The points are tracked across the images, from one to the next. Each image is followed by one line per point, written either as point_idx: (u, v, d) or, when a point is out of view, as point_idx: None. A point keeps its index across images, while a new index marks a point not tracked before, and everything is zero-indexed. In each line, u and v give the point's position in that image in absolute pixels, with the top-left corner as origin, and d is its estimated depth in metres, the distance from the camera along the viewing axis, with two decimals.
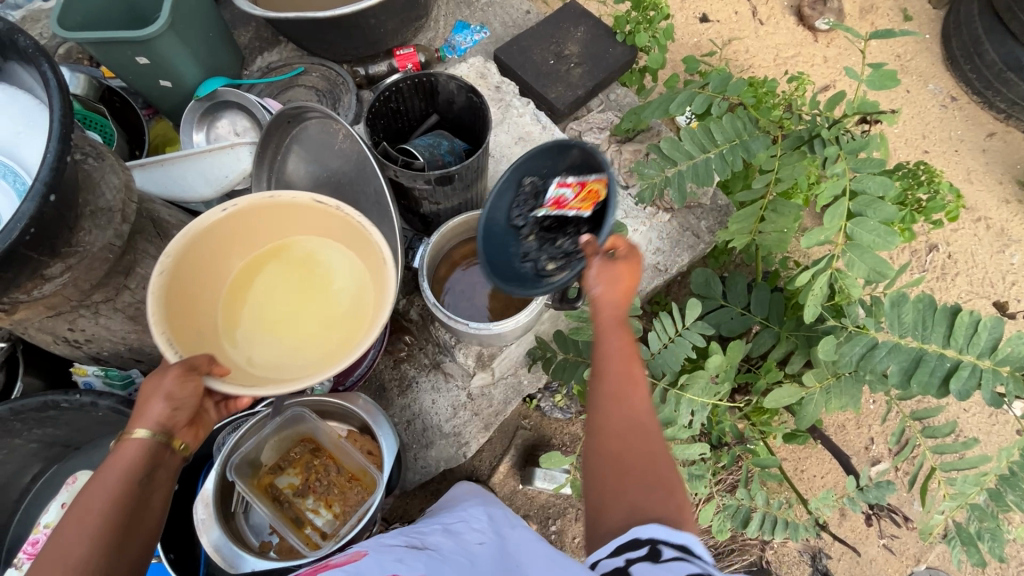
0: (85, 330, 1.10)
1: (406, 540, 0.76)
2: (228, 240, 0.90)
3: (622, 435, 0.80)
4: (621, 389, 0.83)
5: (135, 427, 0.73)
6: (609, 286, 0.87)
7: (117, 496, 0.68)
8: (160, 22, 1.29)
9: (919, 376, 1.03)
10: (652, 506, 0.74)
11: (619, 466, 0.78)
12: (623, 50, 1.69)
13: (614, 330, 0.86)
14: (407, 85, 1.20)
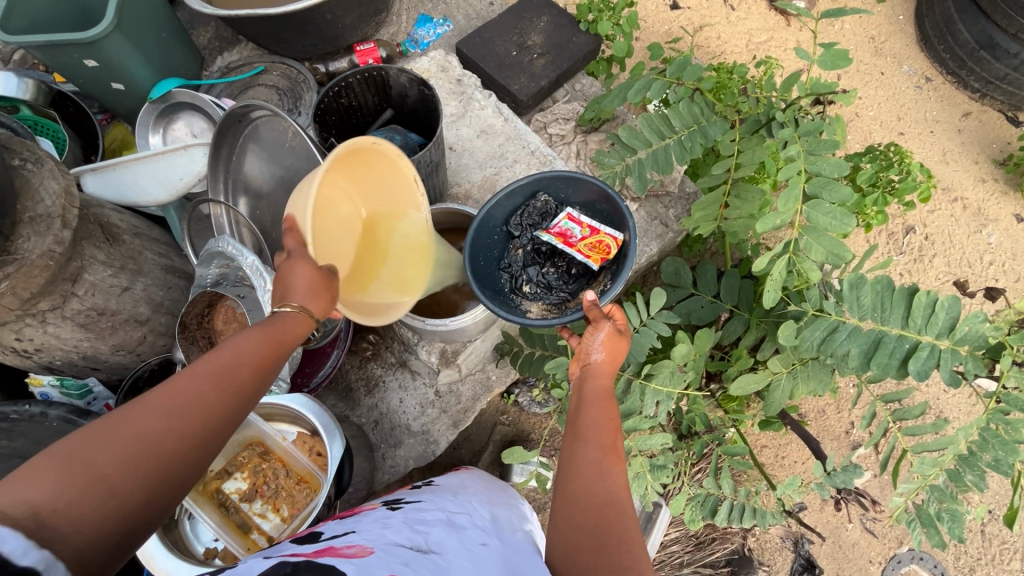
0: (34, 339, 1.08)
1: (410, 540, 0.78)
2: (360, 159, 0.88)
3: (596, 500, 0.77)
4: (595, 458, 0.81)
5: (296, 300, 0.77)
6: (608, 357, 0.94)
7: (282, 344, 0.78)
8: (105, 23, 1.27)
9: (878, 359, 1.03)
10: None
11: (588, 540, 0.73)
12: (587, 39, 1.67)
13: (601, 398, 0.89)
14: (357, 79, 1.18)
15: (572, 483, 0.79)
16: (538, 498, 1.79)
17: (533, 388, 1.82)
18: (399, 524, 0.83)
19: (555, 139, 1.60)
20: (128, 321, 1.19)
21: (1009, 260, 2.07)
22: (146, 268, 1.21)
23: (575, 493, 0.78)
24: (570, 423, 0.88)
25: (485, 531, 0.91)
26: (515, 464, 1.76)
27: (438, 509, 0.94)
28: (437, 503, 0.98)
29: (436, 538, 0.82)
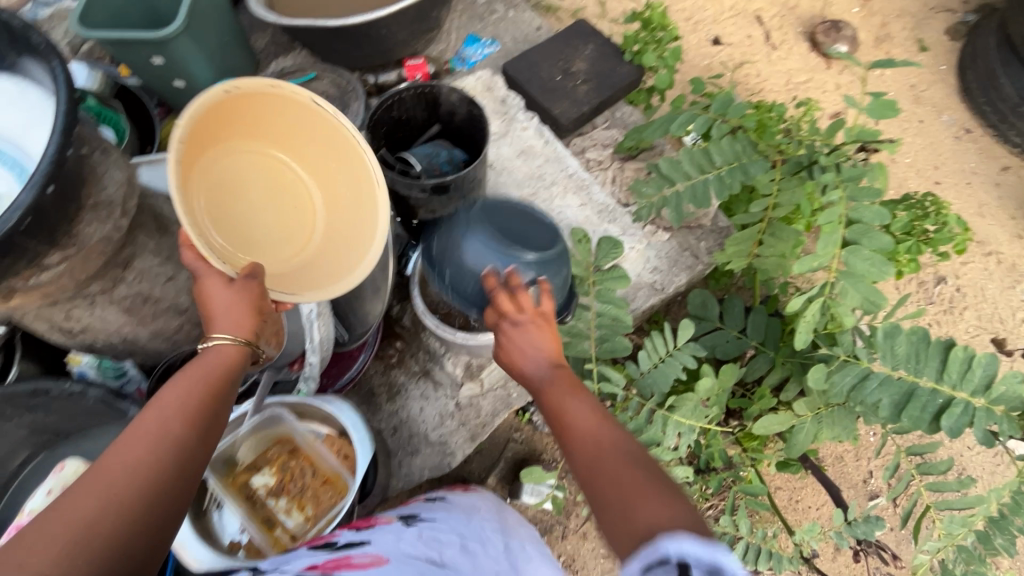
0: (81, 320, 1.12)
1: (425, 554, 0.83)
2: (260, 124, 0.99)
3: (595, 463, 0.79)
4: (575, 437, 0.84)
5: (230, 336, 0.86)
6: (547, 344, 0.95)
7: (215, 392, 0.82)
8: (176, 24, 1.33)
9: (910, 411, 1.01)
10: (650, 517, 0.68)
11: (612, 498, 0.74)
12: (630, 69, 1.71)
13: (565, 387, 0.90)
14: (410, 94, 1.23)
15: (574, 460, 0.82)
16: (545, 519, 1.78)
17: None
18: (412, 537, 0.87)
19: (592, 164, 1.62)
20: (169, 309, 1.23)
21: None
22: None
23: (580, 465, 0.80)
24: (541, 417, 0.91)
25: (497, 560, 0.92)
26: (526, 483, 1.75)
27: (451, 526, 0.96)
28: (450, 518, 1.00)
29: (450, 555, 0.86)
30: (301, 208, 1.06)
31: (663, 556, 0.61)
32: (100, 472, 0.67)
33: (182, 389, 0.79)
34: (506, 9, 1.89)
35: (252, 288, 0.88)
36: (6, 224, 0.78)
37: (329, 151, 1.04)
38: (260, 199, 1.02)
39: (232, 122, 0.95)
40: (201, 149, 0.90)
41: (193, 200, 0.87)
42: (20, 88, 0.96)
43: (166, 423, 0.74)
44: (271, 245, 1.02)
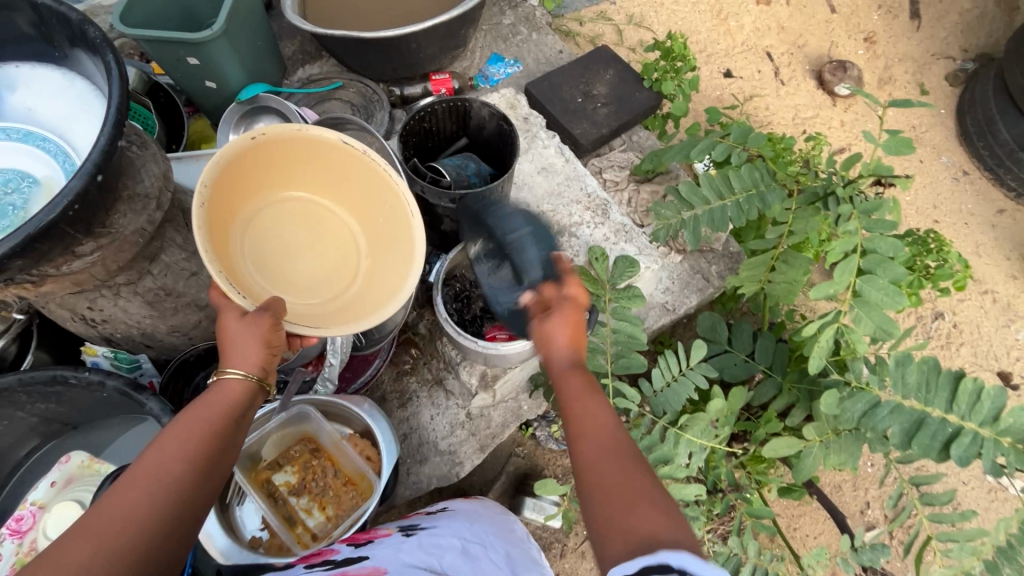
0: (103, 310, 1.12)
1: (426, 564, 0.80)
2: (297, 162, 1.02)
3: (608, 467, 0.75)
4: (591, 428, 0.80)
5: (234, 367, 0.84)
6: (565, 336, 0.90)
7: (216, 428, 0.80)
8: (215, 27, 1.36)
9: (920, 439, 1.03)
10: (648, 529, 0.66)
11: (614, 497, 0.71)
12: (648, 95, 1.76)
13: (582, 386, 0.86)
14: (443, 107, 1.26)
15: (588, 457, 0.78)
16: (544, 536, 1.77)
17: (552, 423, 1.83)
18: (413, 546, 0.85)
19: (609, 185, 1.66)
20: (190, 305, 1.23)
21: None
22: None
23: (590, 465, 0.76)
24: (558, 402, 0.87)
25: (499, 568, 0.90)
26: (527, 498, 1.74)
27: (453, 535, 0.93)
28: (453, 528, 0.96)
29: (449, 563, 0.83)
30: (342, 247, 1.09)
31: (663, 564, 0.60)
32: (102, 511, 0.68)
33: (201, 419, 0.79)
34: (529, 31, 1.95)
35: (264, 327, 0.85)
36: (56, 209, 0.80)
37: (360, 188, 1.07)
38: (302, 244, 1.07)
39: (265, 170, 1.00)
40: (235, 203, 0.97)
41: (227, 248, 0.95)
42: (69, 79, 0.98)
43: (171, 464, 0.74)
44: (311, 285, 1.04)
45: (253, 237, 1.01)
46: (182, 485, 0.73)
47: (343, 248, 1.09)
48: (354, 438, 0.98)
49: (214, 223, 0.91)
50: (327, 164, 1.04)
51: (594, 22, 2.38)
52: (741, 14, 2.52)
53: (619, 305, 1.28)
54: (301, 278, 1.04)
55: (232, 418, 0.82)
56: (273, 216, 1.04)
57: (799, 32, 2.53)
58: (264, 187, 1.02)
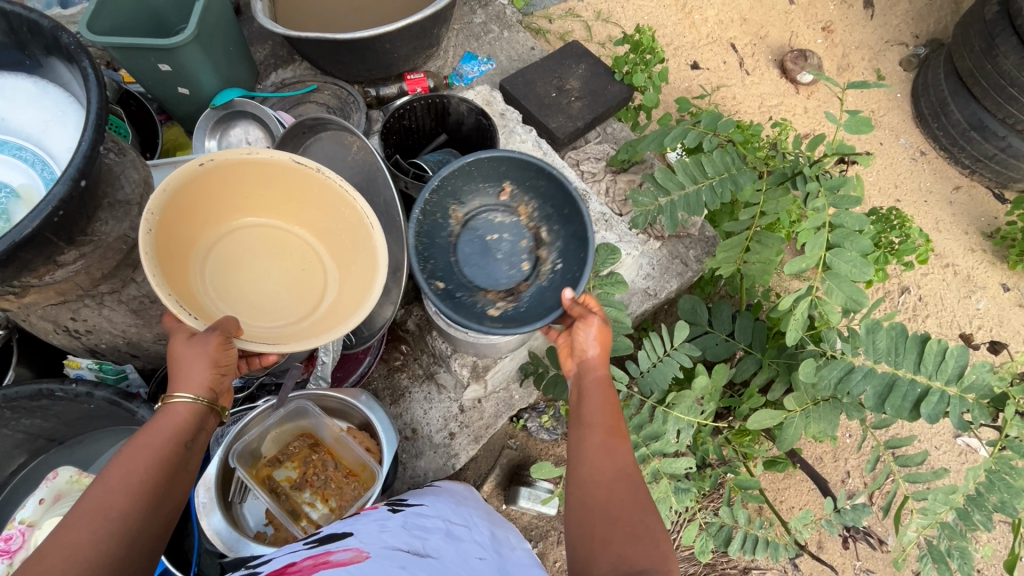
0: (88, 320, 1.11)
1: (409, 543, 0.81)
2: (254, 185, 1.04)
3: (612, 492, 0.82)
4: (599, 451, 0.87)
5: (179, 391, 0.83)
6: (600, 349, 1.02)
7: (165, 451, 0.79)
8: (186, 33, 1.35)
9: (892, 400, 1.10)
10: (642, 558, 0.73)
11: (606, 519, 0.79)
12: (620, 88, 1.81)
13: (596, 390, 0.97)
14: (421, 104, 1.28)
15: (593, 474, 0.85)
16: (540, 525, 1.80)
17: (543, 413, 1.86)
18: (397, 529, 0.85)
19: (587, 176, 1.70)
20: None
21: (996, 327, 2.19)
22: None
23: (593, 484, 0.84)
24: (575, 420, 0.94)
25: (482, 547, 0.92)
26: (522, 487, 1.77)
27: (438, 518, 0.95)
28: (439, 512, 0.99)
29: (434, 545, 0.84)
30: (307, 266, 1.10)
31: None
32: (45, 556, 0.66)
33: (149, 450, 0.78)
34: (501, 29, 1.98)
35: (214, 352, 0.86)
36: (39, 216, 0.79)
37: (320, 206, 1.08)
38: (265, 265, 1.08)
39: (224, 196, 1.02)
40: (194, 229, 1.00)
41: (186, 277, 0.96)
42: (41, 88, 0.97)
43: (118, 501, 0.72)
44: (275, 304, 1.06)
45: (217, 259, 1.04)
46: (129, 519, 0.72)
47: (308, 267, 1.10)
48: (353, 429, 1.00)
49: (168, 252, 0.93)
50: (283, 185, 1.06)
51: (562, 19, 2.43)
52: (705, 7, 2.60)
53: (602, 292, 1.32)
54: (264, 302, 1.05)
55: (180, 444, 0.80)
56: (237, 240, 1.07)
57: (761, 23, 2.61)
58: (225, 210, 1.04)
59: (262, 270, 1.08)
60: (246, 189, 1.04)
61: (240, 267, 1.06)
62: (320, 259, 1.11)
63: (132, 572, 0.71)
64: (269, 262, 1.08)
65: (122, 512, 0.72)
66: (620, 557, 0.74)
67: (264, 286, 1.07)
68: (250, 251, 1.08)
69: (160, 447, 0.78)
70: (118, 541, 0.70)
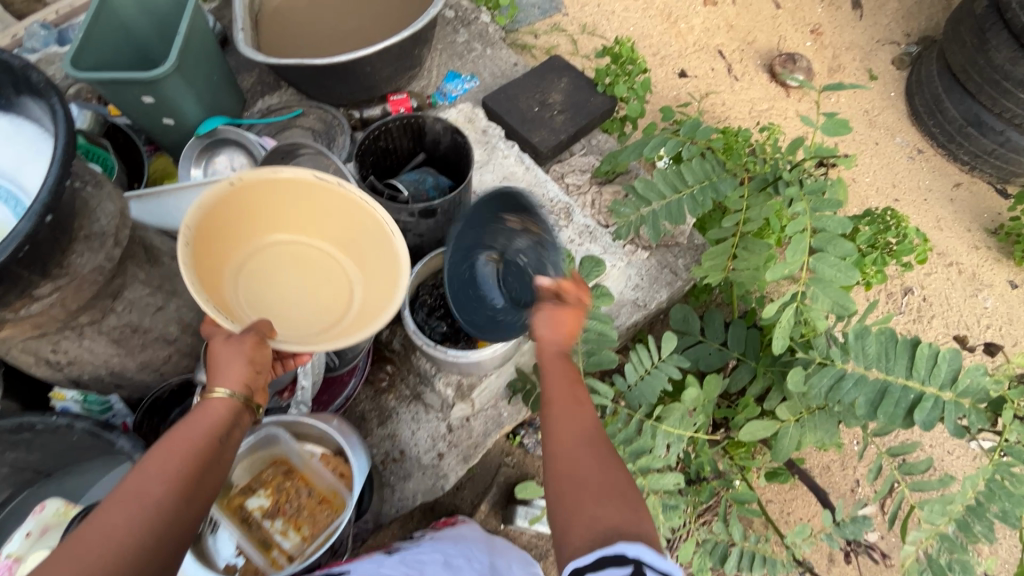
0: (68, 352, 1.11)
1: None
2: (282, 203, 1.02)
3: (579, 458, 0.80)
4: (569, 427, 0.84)
5: (216, 386, 0.84)
6: (552, 329, 0.90)
7: (201, 444, 0.78)
8: (167, 65, 1.38)
9: (884, 407, 1.06)
10: (612, 516, 0.74)
11: (578, 485, 0.77)
12: (604, 99, 1.81)
13: (553, 364, 0.89)
14: (396, 124, 1.29)
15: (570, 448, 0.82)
16: (539, 545, 1.77)
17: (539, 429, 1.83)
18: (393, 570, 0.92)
19: (572, 189, 1.70)
20: (159, 339, 1.24)
21: (1005, 325, 2.13)
22: (181, 289, 1.27)
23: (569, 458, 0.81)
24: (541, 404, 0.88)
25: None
26: (519, 506, 1.74)
27: (436, 554, 1.01)
28: (437, 551, 1.03)
29: None
30: (333, 279, 1.09)
31: (620, 555, 0.68)
32: (82, 538, 0.67)
33: (190, 438, 0.78)
34: (484, 47, 2.00)
35: (248, 350, 0.86)
36: (4, 251, 0.79)
37: (341, 220, 1.04)
38: (294, 279, 1.07)
39: (248, 219, 1.00)
40: (224, 248, 0.99)
41: (222, 294, 0.96)
42: (17, 126, 0.99)
43: (155, 486, 0.72)
44: (305, 316, 1.05)
45: (248, 275, 1.03)
46: (162, 504, 0.72)
47: (336, 279, 1.09)
48: (338, 466, 0.99)
49: (204, 270, 0.93)
50: (304, 201, 1.03)
51: (548, 34, 2.45)
52: (690, 16, 2.60)
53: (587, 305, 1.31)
54: (291, 317, 1.03)
55: (216, 439, 0.80)
56: (261, 260, 1.05)
57: (748, 29, 2.61)
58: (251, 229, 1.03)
59: (289, 286, 1.07)
60: (269, 202, 1.01)
61: (264, 287, 1.05)
62: (344, 273, 1.10)
63: (160, 564, 0.71)
64: (297, 277, 1.07)
65: (157, 504, 0.71)
66: (605, 526, 0.73)
67: (288, 304, 1.05)
68: (273, 272, 1.07)
69: (202, 438, 0.78)
70: (153, 526, 0.70)
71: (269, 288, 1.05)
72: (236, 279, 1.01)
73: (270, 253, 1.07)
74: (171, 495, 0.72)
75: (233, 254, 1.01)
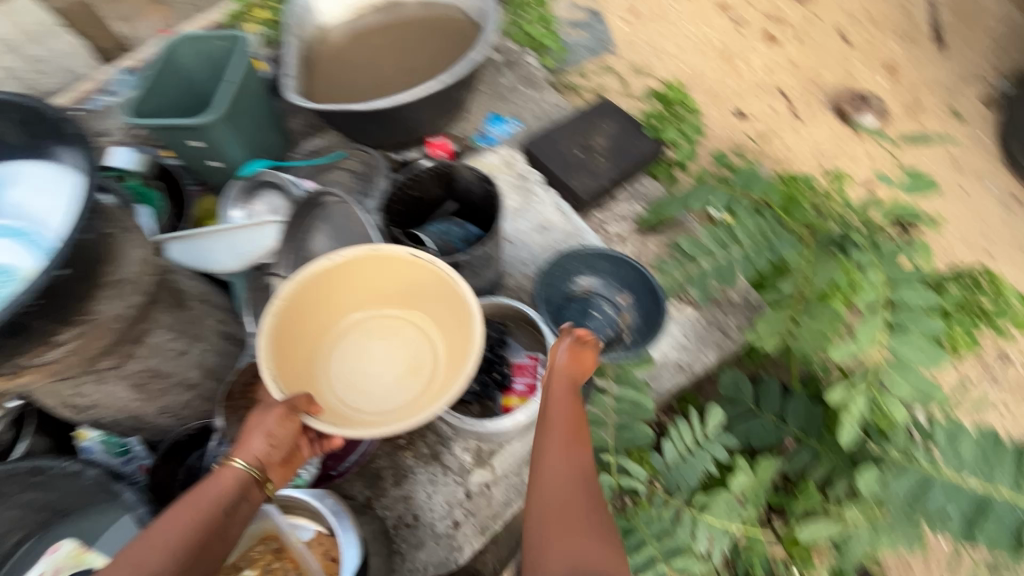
0: (89, 395, 1.11)
1: None
2: (378, 279, 1.08)
3: (569, 494, 0.78)
4: (562, 463, 0.80)
5: (237, 454, 0.86)
6: (573, 361, 0.89)
7: (206, 515, 0.79)
8: (214, 112, 1.43)
9: (986, 527, 0.92)
10: (595, 559, 0.71)
11: (557, 520, 0.74)
12: (650, 143, 1.71)
13: (564, 399, 0.86)
14: (427, 173, 1.24)
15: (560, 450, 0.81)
16: None
17: None
18: None
19: (612, 238, 1.61)
20: (181, 383, 1.24)
21: None
22: (205, 333, 1.27)
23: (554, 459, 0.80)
24: (538, 423, 0.87)
25: None
26: None
27: None
28: None
29: None
30: (419, 354, 1.09)
31: None
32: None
33: (206, 498, 0.80)
34: (528, 89, 1.97)
35: (287, 426, 0.89)
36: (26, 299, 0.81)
37: (429, 294, 1.08)
38: (388, 355, 1.10)
39: (351, 289, 1.08)
40: (314, 335, 1.07)
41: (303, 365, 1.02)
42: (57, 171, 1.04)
43: (154, 550, 0.73)
44: (390, 398, 1.05)
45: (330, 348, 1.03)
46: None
47: (426, 356, 1.08)
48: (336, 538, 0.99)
49: (291, 337, 1.00)
50: (396, 276, 1.07)
51: (596, 73, 2.39)
52: (749, 53, 2.48)
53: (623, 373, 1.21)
54: (369, 395, 1.04)
55: (223, 509, 0.80)
56: (356, 332, 1.11)
57: (812, 67, 2.45)
58: (344, 303, 1.09)
59: (376, 360, 1.09)
60: (364, 273, 1.07)
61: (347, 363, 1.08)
62: (428, 349, 1.09)
63: None
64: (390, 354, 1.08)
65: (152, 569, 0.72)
66: (574, 568, 0.70)
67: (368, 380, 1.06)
68: (361, 347, 1.10)
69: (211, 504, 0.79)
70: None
71: (358, 359, 1.09)
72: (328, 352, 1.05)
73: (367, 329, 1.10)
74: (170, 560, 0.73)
75: (320, 325, 1.07)
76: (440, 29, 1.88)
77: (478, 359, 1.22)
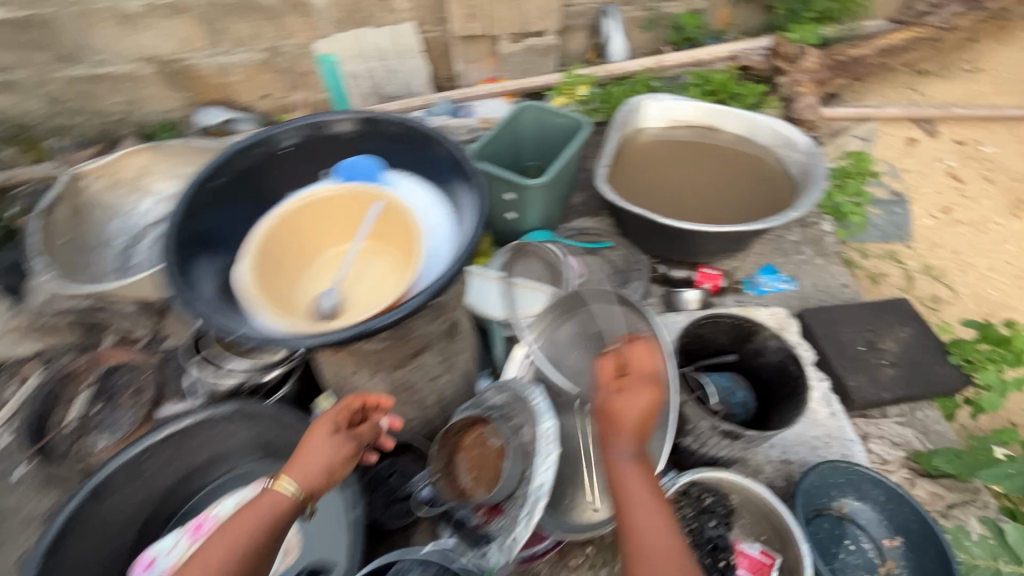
0: (357, 381, 1.23)
1: None
2: (319, 216, 1.05)
3: (657, 530, 0.82)
4: (642, 499, 0.85)
5: (288, 476, 0.90)
6: (635, 401, 0.88)
7: (263, 529, 0.85)
8: (541, 180, 1.57)
9: None
10: None
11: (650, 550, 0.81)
12: (951, 373, 1.48)
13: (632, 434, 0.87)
14: (727, 322, 1.19)
15: (630, 484, 0.86)
16: None
17: None
18: None
19: (875, 460, 1.39)
20: (418, 401, 1.33)
21: None
22: (455, 366, 1.35)
23: (627, 506, 0.85)
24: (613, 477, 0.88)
25: None
26: None
27: None
28: None
29: None
30: (367, 264, 1.05)
31: None
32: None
33: (241, 527, 0.84)
34: (813, 254, 1.86)
35: (344, 449, 0.96)
36: (388, 317, 0.89)
37: (347, 213, 1.06)
38: (370, 298, 0.98)
39: (304, 237, 1.05)
40: (277, 304, 0.97)
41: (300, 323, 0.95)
42: (433, 201, 1.16)
43: None
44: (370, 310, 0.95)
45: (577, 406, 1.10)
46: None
47: (382, 268, 1.03)
48: None
49: (317, 281, 1.03)
50: (348, 209, 1.06)
51: (879, 259, 2.13)
52: None
53: None
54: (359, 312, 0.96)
55: (275, 526, 0.87)
56: (312, 278, 1.04)
57: None
58: (312, 256, 1.06)
59: (360, 309, 0.96)
60: (299, 211, 1.04)
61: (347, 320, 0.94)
62: (386, 261, 1.04)
63: None
64: (357, 283, 1.02)
65: (234, 560, 0.81)
66: None
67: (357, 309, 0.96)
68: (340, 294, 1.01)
69: (281, 513, 0.87)
70: None
71: (346, 305, 0.99)
72: (298, 290, 1.02)
73: (308, 227, 1.05)
74: (245, 551, 0.83)
75: (283, 292, 0.99)
76: (748, 168, 1.89)
77: (703, 535, 1.13)
